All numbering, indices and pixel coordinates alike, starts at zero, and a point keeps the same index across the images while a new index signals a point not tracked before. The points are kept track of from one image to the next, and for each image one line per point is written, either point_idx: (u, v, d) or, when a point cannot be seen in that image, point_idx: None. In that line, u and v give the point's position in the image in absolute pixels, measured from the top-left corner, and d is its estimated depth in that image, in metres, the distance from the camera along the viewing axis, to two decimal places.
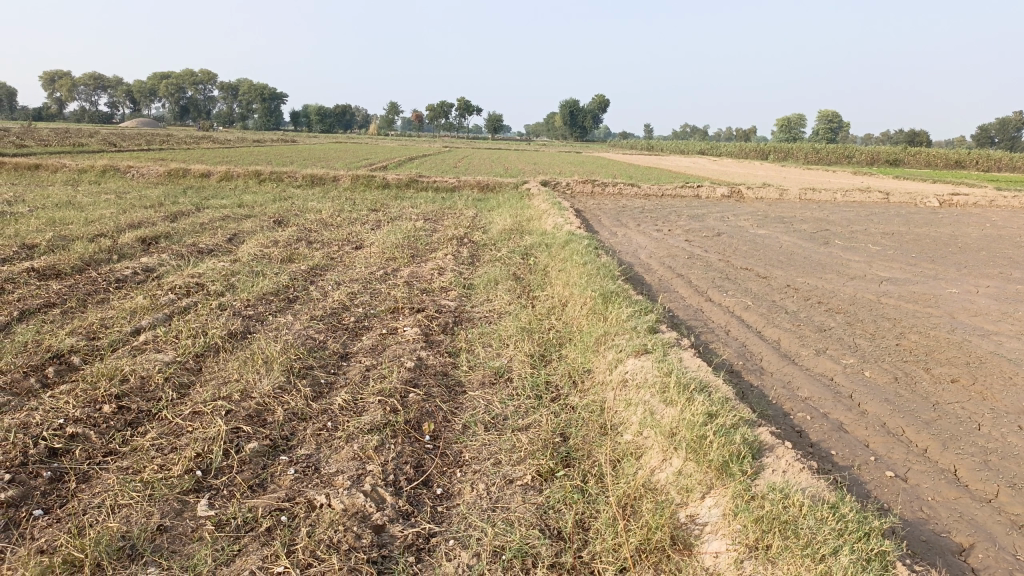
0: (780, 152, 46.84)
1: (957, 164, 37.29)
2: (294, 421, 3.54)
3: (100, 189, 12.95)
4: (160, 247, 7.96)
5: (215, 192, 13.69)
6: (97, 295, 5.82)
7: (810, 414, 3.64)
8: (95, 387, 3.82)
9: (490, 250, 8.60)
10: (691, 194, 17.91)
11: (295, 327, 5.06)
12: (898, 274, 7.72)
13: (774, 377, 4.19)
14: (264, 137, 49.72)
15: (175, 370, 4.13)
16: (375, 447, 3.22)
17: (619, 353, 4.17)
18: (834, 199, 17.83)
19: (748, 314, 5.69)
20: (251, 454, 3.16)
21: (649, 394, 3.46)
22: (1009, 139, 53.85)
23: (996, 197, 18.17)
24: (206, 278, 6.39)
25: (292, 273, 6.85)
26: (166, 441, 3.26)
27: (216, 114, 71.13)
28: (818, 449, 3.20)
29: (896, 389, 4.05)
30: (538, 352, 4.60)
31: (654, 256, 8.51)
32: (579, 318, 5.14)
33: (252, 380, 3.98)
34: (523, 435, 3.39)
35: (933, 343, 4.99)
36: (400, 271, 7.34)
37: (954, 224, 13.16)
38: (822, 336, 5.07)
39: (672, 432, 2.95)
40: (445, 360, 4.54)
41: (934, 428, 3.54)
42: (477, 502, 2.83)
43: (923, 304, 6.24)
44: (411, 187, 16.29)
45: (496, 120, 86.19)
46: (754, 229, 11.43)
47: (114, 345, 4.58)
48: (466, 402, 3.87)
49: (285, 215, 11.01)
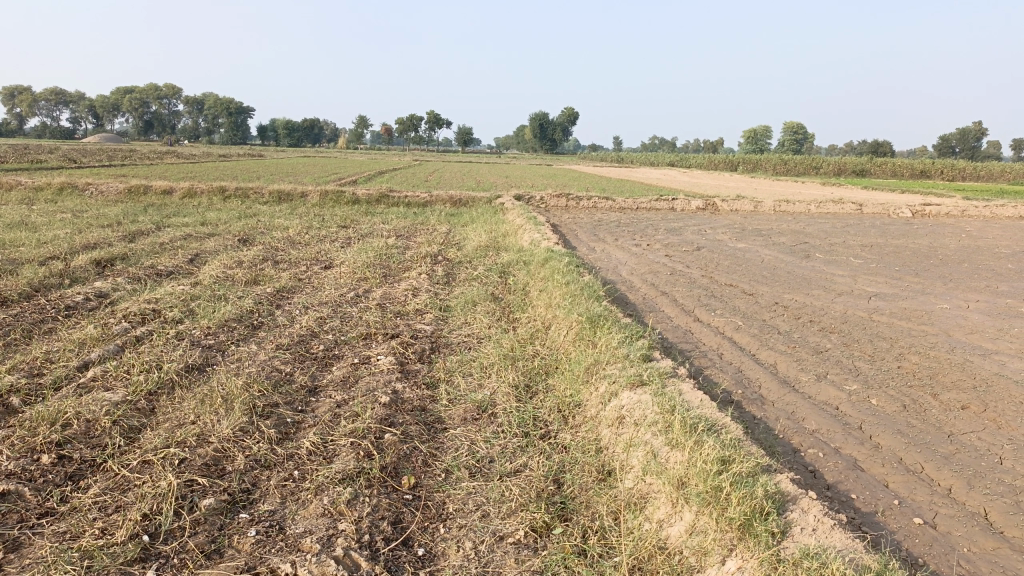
0: (748, 164, 47.14)
1: (922, 174, 37.89)
2: (257, 470, 3.19)
3: (56, 207, 12.43)
4: (117, 270, 7.52)
5: (177, 209, 13.18)
6: (45, 325, 5.39)
7: (822, 449, 3.36)
8: (33, 434, 3.42)
9: (466, 268, 8.28)
10: (666, 207, 17.76)
11: (259, 358, 4.70)
12: (885, 288, 7.54)
13: (777, 408, 3.90)
14: (228, 150, 49.01)
15: (126, 412, 3.74)
16: (347, 501, 2.87)
17: (612, 385, 3.86)
18: (808, 211, 17.79)
19: (740, 335, 5.43)
20: (207, 512, 2.80)
21: (650, 433, 3.16)
22: (969, 149, 54.97)
23: (967, 206, 18.25)
24: (163, 304, 5.99)
25: (258, 297, 6.47)
26: (109, 499, 2.88)
27: (181, 129, 70.08)
28: (836, 493, 2.92)
29: (906, 418, 3.79)
30: (523, 383, 4.28)
31: (636, 272, 8.28)
32: (566, 345, 4.83)
33: (211, 422, 3.61)
34: (513, 481, 3.06)
35: (934, 364, 4.75)
36: (372, 292, 6.99)
37: (930, 234, 13.13)
38: (819, 359, 4.81)
39: (681, 480, 2.65)
40: (423, 393, 4.20)
41: (954, 463, 3.27)
42: (465, 565, 2.50)
43: (916, 321, 6.04)
44: (381, 203, 15.90)
45: (466, 134, 86.05)
46: (733, 242, 11.25)
47: (59, 383, 4.18)
48: (447, 442, 3.54)
49: (251, 233, 10.61)
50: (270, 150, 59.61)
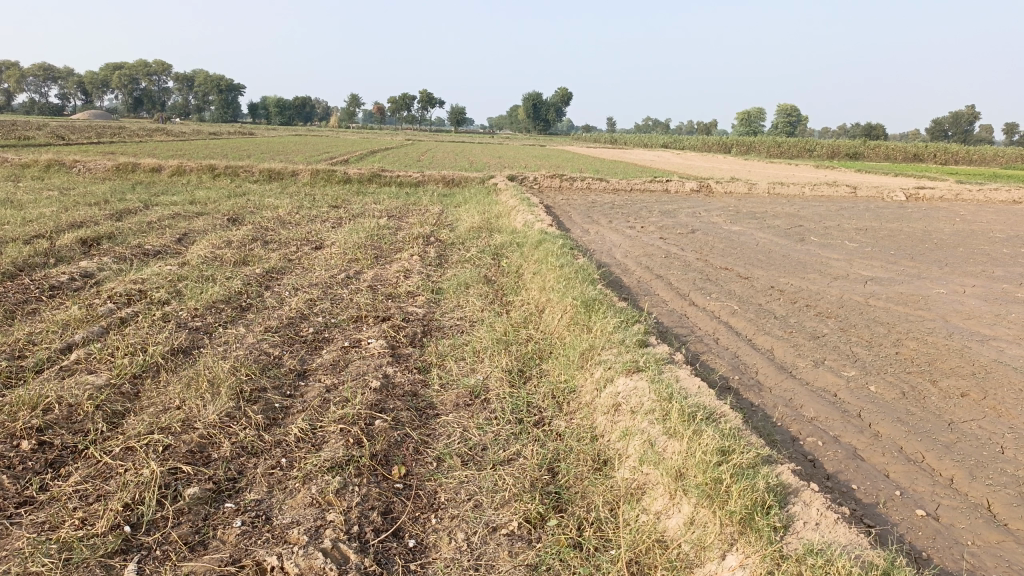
0: (742, 146, 47.01)
1: (915, 157, 37.90)
2: (243, 457, 3.10)
3: (43, 185, 12.23)
4: (103, 249, 7.39)
5: (165, 188, 12.98)
6: (28, 305, 5.27)
7: (821, 438, 3.30)
8: (13, 419, 3.32)
9: (459, 249, 8.18)
10: (660, 188, 17.66)
11: (247, 341, 4.60)
12: (881, 273, 7.49)
13: (775, 395, 3.84)
14: (218, 128, 48.50)
15: (109, 396, 3.65)
16: (336, 490, 2.79)
17: (607, 371, 3.79)
18: (802, 194, 17.73)
19: (736, 320, 5.35)
20: (191, 502, 2.72)
21: (647, 421, 3.08)
22: (962, 132, 55.06)
23: (960, 190, 18.23)
24: (150, 285, 5.88)
25: (247, 278, 6.36)
26: (90, 488, 2.80)
27: (171, 106, 69.32)
28: (837, 484, 2.86)
29: (906, 406, 3.73)
30: (516, 368, 4.21)
31: (630, 255, 8.20)
32: (560, 330, 4.75)
33: (196, 407, 3.51)
34: (506, 470, 2.98)
35: (933, 351, 4.69)
36: (363, 273, 6.89)
37: (924, 218, 13.08)
38: (817, 345, 4.74)
39: (680, 472, 2.58)
40: (415, 378, 4.12)
41: (955, 453, 3.22)
42: (456, 557, 2.43)
43: (913, 306, 5.98)
44: (373, 182, 15.73)
45: (459, 113, 85.49)
46: (728, 225, 11.18)
47: (41, 365, 4.08)
48: (439, 428, 3.46)
49: (241, 212, 10.47)
50: (261, 127, 59.16)
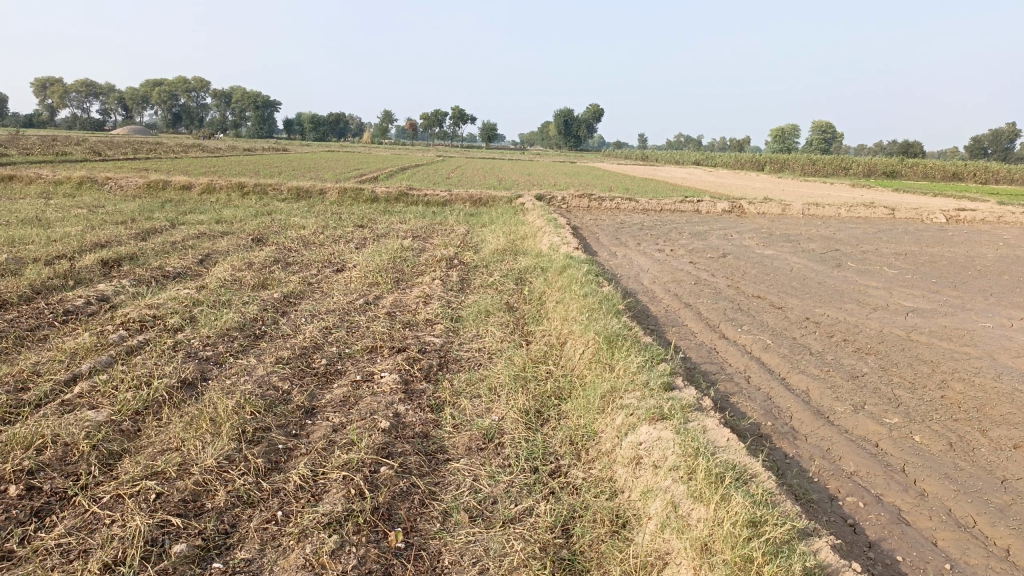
0: (776, 163, 46.39)
1: (954, 176, 37.07)
2: (238, 508, 2.92)
3: (73, 202, 12.30)
4: (123, 271, 7.32)
5: (194, 206, 13.00)
6: (40, 331, 5.18)
7: (862, 498, 3.03)
8: (4, 460, 3.15)
9: (482, 273, 7.99)
10: (691, 209, 17.36)
11: (257, 373, 4.44)
12: (922, 303, 7.15)
13: (810, 444, 3.57)
14: (249, 143, 49.10)
15: (107, 434, 3.49)
16: (332, 550, 2.59)
17: (629, 418, 3.55)
18: (837, 215, 17.30)
19: (769, 356, 5.07)
20: (177, 561, 2.53)
21: (671, 479, 2.85)
22: (1002, 149, 53.95)
23: (1003, 212, 17.64)
24: (165, 310, 5.76)
25: (264, 303, 6.22)
26: (73, 542, 2.62)
27: (207, 122, 70.41)
28: (880, 555, 2.60)
29: (954, 460, 3.44)
30: (534, 409, 3.98)
31: (658, 281, 7.96)
32: (581, 367, 4.52)
33: (195, 449, 3.34)
34: (517, 531, 2.76)
35: (982, 395, 4.36)
36: (383, 299, 6.74)
37: (966, 243, 12.62)
38: (856, 387, 4.44)
39: (705, 545, 2.36)
40: (426, 417, 3.91)
41: (1011, 517, 2.92)
42: None
43: (959, 341, 5.65)
44: (400, 201, 15.63)
45: (490, 129, 85.75)
46: (761, 249, 10.86)
47: (43, 398, 3.95)
48: (448, 476, 3.26)
49: (266, 232, 10.40)
50: (293, 141, 59.68)
